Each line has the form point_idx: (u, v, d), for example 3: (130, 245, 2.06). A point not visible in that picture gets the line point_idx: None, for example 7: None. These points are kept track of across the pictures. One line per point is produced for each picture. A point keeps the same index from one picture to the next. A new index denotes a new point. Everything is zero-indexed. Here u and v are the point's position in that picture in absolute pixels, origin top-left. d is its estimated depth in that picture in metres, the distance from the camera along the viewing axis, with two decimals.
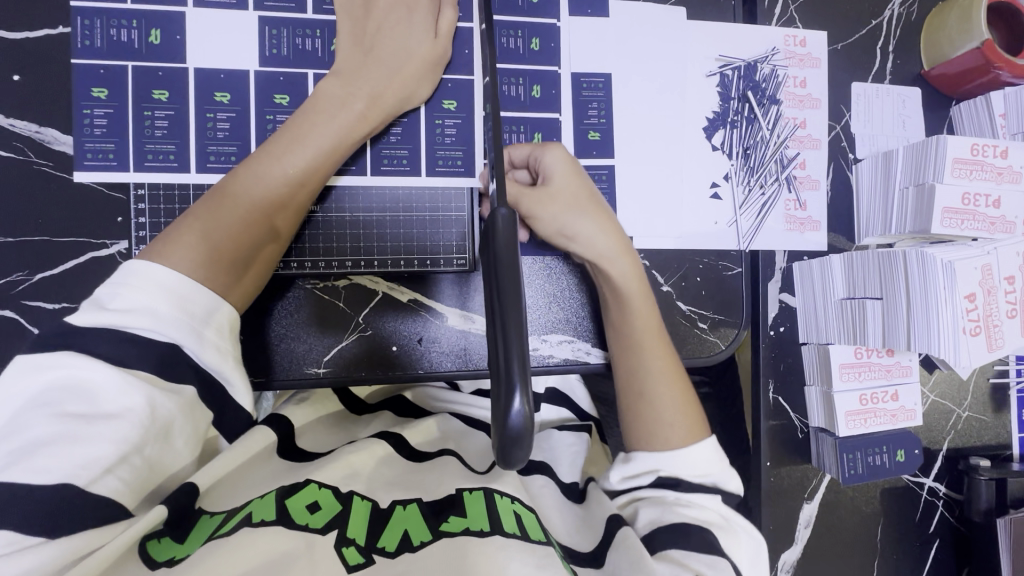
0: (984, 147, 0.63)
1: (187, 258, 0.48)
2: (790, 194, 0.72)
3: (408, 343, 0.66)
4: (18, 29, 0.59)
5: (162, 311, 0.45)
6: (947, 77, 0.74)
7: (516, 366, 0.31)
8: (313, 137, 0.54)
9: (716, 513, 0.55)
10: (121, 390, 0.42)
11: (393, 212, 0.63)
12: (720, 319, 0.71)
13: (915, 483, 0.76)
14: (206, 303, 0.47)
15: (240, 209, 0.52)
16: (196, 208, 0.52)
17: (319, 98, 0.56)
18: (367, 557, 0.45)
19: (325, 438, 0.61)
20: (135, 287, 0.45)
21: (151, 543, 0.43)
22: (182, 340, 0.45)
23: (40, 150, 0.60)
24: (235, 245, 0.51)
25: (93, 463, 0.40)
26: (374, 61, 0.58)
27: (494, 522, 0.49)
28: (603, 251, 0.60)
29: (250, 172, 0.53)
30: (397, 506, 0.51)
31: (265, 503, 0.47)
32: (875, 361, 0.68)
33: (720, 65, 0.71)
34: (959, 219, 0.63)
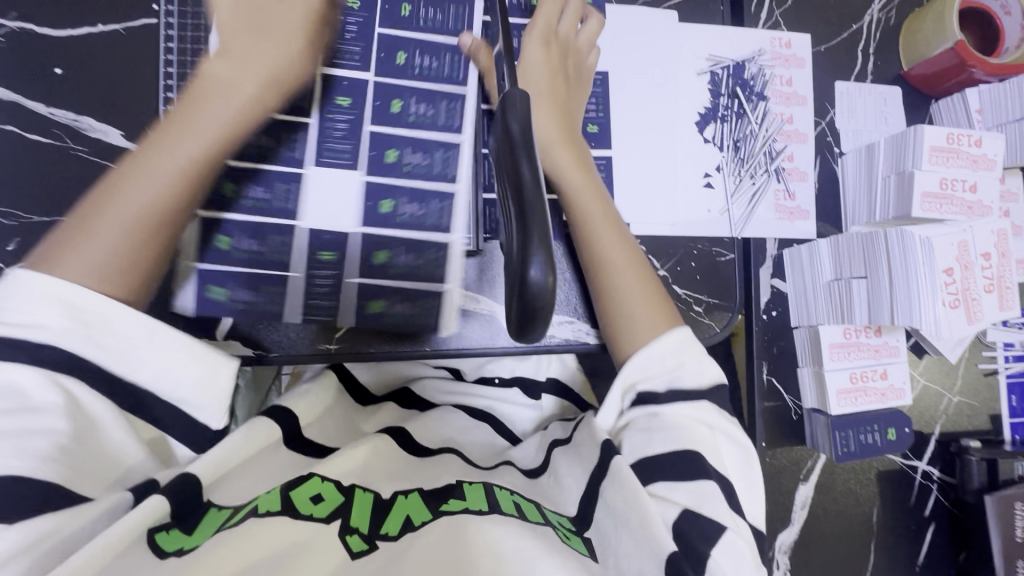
0: (959, 137, 0.67)
1: (76, 266, 0.47)
2: (779, 185, 0.76)
3: (411, 327, 0.68)
4: (62, 27, 0.64)
5: (51, 324, 0.44)
6: (924, 77, 0.78)
7: (535, 236, 0.29)
8: (205, 124, 0.53)
9: (690, 416, 0.56)
10: (104, 366, 0.42)
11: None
12: (715, 302, 0.74)
13: (909, 465, 0.77)
14: (98, 305, 0.46)
15: (129, 211, 0.49)
16: (68, 221, 0.49)
17: (194, 87, 0.54)
18: (370, 543, 0.46)
19: (336, 428, 0.63)
20: (20, 302, 0.44)
21: (158, 536, 0.42)
22: (77, 347, 0.45)
23: (77, 137, 0.64)
24: (130, 247, 0.49)
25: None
26: (258, 40, 0.56)
27: (492, 504, 0.51)
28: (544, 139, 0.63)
29: (139, 168, 0.50)
30: (399, 494, 0.52)
31: (271, 494, 0.48)
32: (864, 341, 0.70)
33: (710, 64, 0.76)
34: (938, 203, 0.67)
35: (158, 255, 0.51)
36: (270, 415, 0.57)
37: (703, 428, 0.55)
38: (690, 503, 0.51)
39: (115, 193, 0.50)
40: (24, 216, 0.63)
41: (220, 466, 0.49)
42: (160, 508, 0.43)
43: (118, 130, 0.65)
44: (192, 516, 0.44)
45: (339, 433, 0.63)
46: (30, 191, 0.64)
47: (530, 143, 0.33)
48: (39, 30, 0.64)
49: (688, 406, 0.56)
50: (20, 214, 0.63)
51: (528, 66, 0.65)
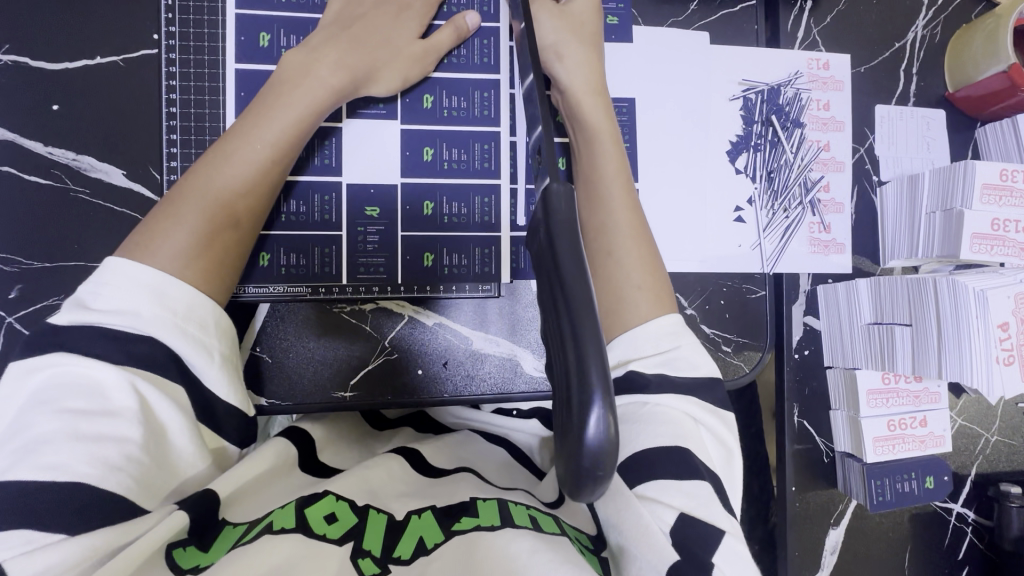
0: (1013, 172, 0.62)
1: (168, 249, 0.48)
2: (814, 217, 0.72)
3: (432, 367, 0.66)
4: (58, 60, 0.61)
5: (143, 311, 0.45)
6: (972, 99, 0.74)
7: (596, 378, 0.25)
8: (283, 115, 0.54)
9: (681, 410, 0.49)
10: (134, 388, 0.43)
11: (422, 240, 0.63)
12: (745, 342, 0.71)
13: (943, 508, 0.74)
14: (185, 299, 0.47)
15: (214, 199, 0.51)
16: (157, 205, 0.51)
17: (288, 76, 0.56)
18: (382, 567, 0.44)
19: (345, 454, 0.60)
20: (116, 287, 0.45)
21: (176, 553, 0.41)
22: (166, 336, 0.45)
23: (77, 177, 0.61)
24: (217, 234, 0.51)
25: (99, 461, 0.40)
26: (349, 39, 0.58)
27: (505, 516, 0.48)
28: (580, 83, 0.59)
29: (229, 152, 0.52)
30: (412, 515, 0.49)
31: (284, 511, 0.46)
32: (903, 387, 0.67)
33: (743, 89, 0.71)
34: (988, 245, 0.63)
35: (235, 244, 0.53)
36: (287, 438, 0.57)
37: (688, 420, 0.49)
38: (685, 506, 0.45)
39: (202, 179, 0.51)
40: (25, 262, 0.61)
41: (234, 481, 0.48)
42: (183, 522, 0.42)
43: (121, 169, 0.62)
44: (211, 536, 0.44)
45: (352, 456, 0.60)
46: (29, 235, 0.61)
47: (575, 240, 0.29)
48: (33, 63, 0.61)
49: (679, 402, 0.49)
50: (21, 260, 0.60)
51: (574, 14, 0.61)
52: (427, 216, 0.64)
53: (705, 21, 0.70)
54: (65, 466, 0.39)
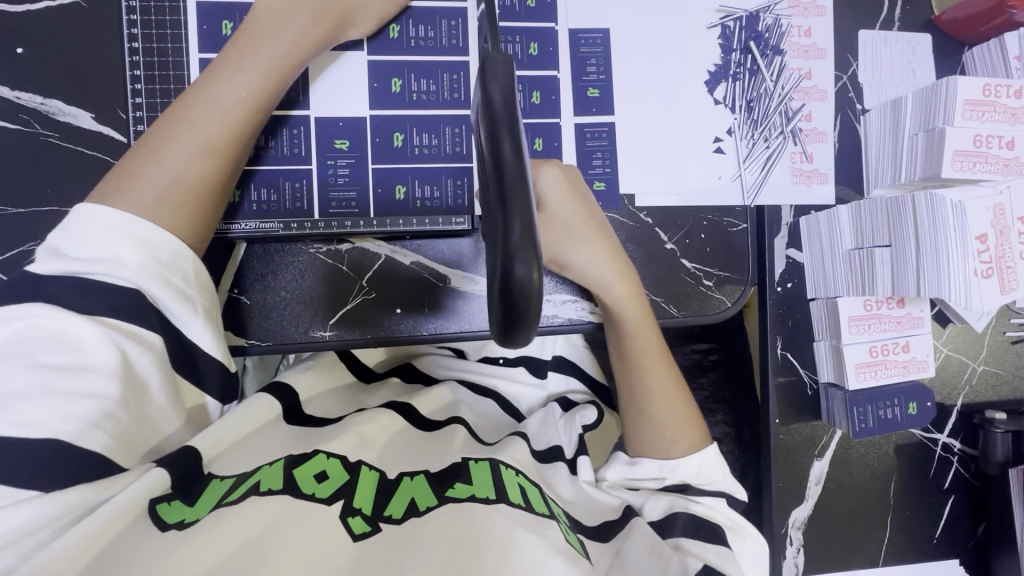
0: (997, 87, 0.61)
1: (148, 193, 0.48)
2: (796, 147, 0.71)
3: (411, 305, 0.66)
4: (20, 2, 0.60)
5: (127, 260, 0.45)
6: (959, 21, 0.71)
7: (518, 235, 0.28)
8: (259, 61, 0.53)
9: (723, 517, 0.56)
10: (117, 346, 0.44)
11: (394, 175, 0.63)
12: (726, 276, 0.70)
13: (929, 439, 0.74)
14: (170, 247, 0.47)
15: (194, 143, 0.50)
16: (135, 150, 0.50)
17: (263, 20, 0.54)
18: (372, 525, 0.45)
19: (334, 403, 0.61)
20: (93, 236, 0.45)
21: (160, 506, 0.43)
22: (148, 286, 0.46)
23: (47, 122, 0.61)
24: (198, 183, 0.50)
25: (78, 418, 0.41)
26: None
27: (500, 492, 0.49)
28: (595, 277, 0.61)
29: (203, 100, 0.51)
30: (404, 476, 0.51)
31: (273, 468, 0.48)
32: (885, 313, 0.67)
33: (721, 17, 0.69)
34: (970, 161, 0.62)
35: (216, 195, 0.52)
36: (272, 392, 0.58)
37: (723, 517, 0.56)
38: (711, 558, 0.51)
39: (181, 125, 0.51)
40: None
41: (223, 437, 0.50)
42: (164, 480, 0.44)
43: (89, 113, 0.61)
44: (196, 490, 0.45)
45: (342, 409, 0.61)
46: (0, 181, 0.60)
47: (513, 118, 0.30)
48: None
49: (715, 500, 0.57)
50: None
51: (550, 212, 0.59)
52: (398, 147, 0.63)
53: None
54: (41, 420, 0.40)
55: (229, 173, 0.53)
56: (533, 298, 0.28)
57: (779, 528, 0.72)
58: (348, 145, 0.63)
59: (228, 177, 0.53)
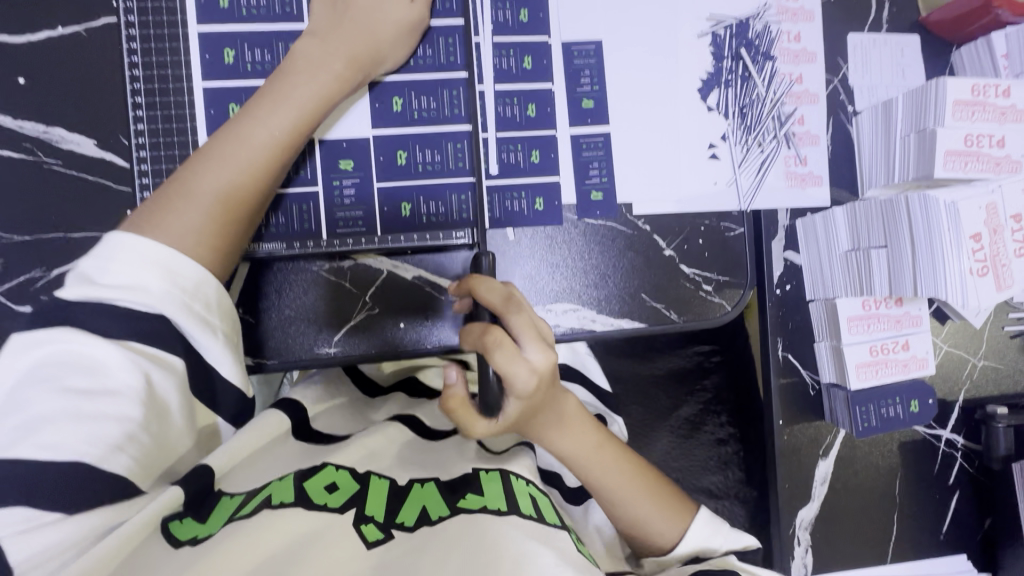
0: (985, 87, 0.62)
1: (180, 225, 0.49)
2: (789, 150, 0.71)
3: (414, 319, 0.67)
4: (20, 32, 0.61)
5: (153, 287, 0.46)
6: (946, 22, 0.72)
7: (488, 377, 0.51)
8: (293, 101, 0.56)
9: None
10: (139, 368, 0.44)
11: (394, 193, 0.64)
12: (725, 280, 0.70)
13: (932, 435, 0.75)
14: (193, 274, 0.48)
15: (222, 181, 0.52)
16: (169, 182, 0.52)
17: (299, 62, 0.57)
18: (385, 533, 0.46)
19: (341, 420, 0.61)
20: (119, 262, 0.45)
21: (173, 525, 0.43)
22: (173, 312, 0.46)
23: (49, 150, 0.62)
24: (226, 213, 0.52)
25: (100, 441, 0.42)
26: (349, 24, 0.59)
27: (511, 502, 0.50)
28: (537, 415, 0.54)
29: (239, 135, 0.53)
30: (415, 484, 0.52)
31: (284, 483, 0.48)
32: (884, 312, 0.67)
33: (712, 24, 0.70)
34: (962, 161, 0.62)
35: (242, 223, 0.54)
36: (282, 407, 0.58)
37: None
38: None
39: (217, 160, 0.52)
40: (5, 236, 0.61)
41: (236, 451, 0.50)
42: (178, 499, 0.45)
43: (91, 139, 0.62)
44: (207, 505, 0.46)
45: (350, 426, 0.61)
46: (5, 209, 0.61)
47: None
48: None
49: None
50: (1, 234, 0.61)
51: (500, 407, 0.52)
52: (401, 165, 0.64)
53: None
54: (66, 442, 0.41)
55: (257, 203, 0.55)
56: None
57: (786, 528, 0.73)
58: (352, 163, 0.63)
59: (255, 208, 0.55)
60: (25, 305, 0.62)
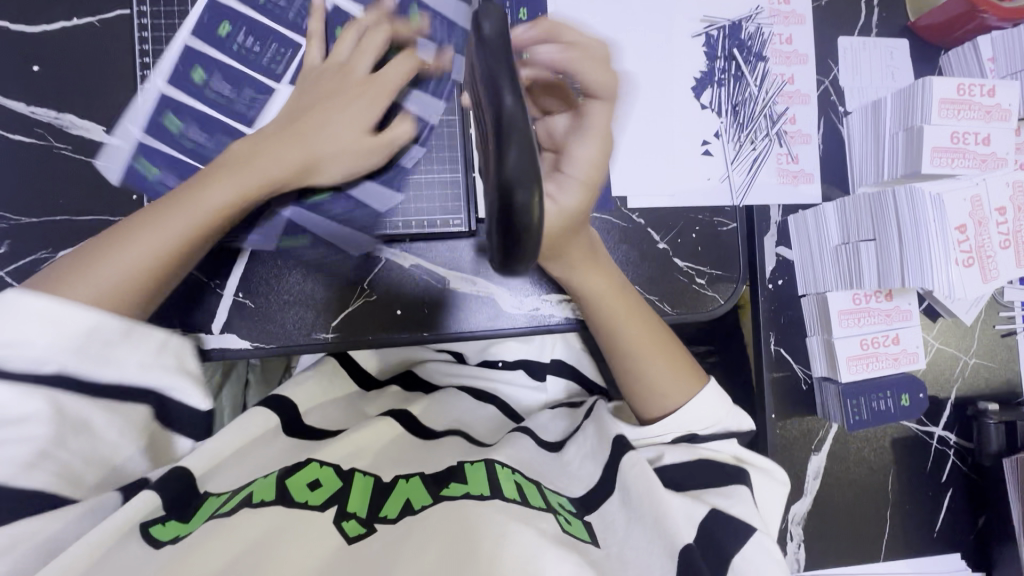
0: (970, 87, 0.64)
1: (84, 287, 0.48)
2: (781, 148, 0.73)
3: (412, 307, 0.68)
4: (37, 22, 0.63)
5: (39, 342, 0.43)
6: (933, 26, 0.74)
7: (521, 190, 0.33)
8: (251, 178, 0.56)
9: (730, 454, 0.58)
10: (52, 405, 0.43)
11: (384, 174, 0.65)
12: (718, 274, 0.72)
13: (925, 432, 0.75)
14: (84, 322, 0.45)
15: (147, 246, 0.52)
16: (95, 241, 0.52)
17: (260, 141, 0.58)
18: (368, 527, 0.48)
19: (334, 415, 0.64)
20: (12, 319, 0.43)
21: (155, 527, 0.45)
22: (67, 361, 0.44)
23: (60, 135, 0.64)
24: (138, 272, 0.51)
25: (12, 462, 0.42)
26: (297, 125, 0.59)
27: (495, 487, 0.51)
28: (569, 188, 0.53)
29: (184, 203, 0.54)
30: (399, 479, 0.53)
31: (266, 481, 0.50)
32: (874, 306, 0.68)
33: (705, 26, 0.73)
34: (950, 157, 0.64)
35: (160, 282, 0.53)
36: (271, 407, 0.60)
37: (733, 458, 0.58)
38: (719, 503, 0.52)
39: (132, 238, 0.52)
40: (13, 217, 0.63)
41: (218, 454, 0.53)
42: (154, 503, 0.46)
43: (101, 126, 0.64)
44: (191, 508, 0.48)
45: (341, 421, 0.62)
46: (15, 192, 0.63)
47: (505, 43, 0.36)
48: (12, 26, 0.63)
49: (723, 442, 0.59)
50: (9, 216, 0.63)
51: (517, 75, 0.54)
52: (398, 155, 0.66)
53: None
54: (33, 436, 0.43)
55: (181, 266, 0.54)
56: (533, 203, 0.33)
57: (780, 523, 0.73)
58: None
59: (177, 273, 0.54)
60: None
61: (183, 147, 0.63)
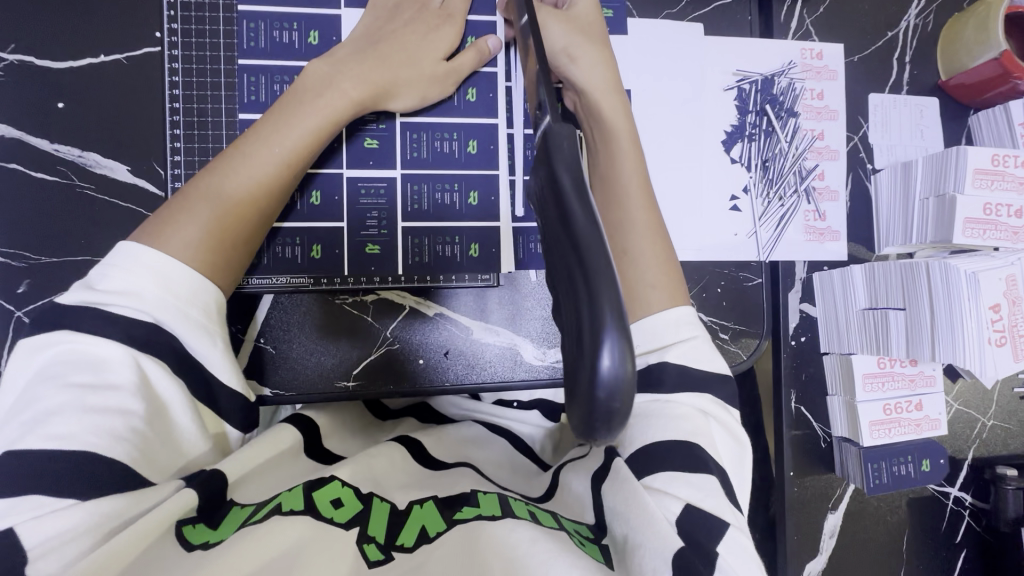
0: (1004, 157, 0.63)
1: (183, 237, 0.49)
2: (809, 205, 0.73)
3: (433, 356, 0.67)
4: (63, 58, 0.62)
5: (147, 294, 0.46)
6: (965, 86, 0.74)
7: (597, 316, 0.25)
8: (293, 125, 0.55)
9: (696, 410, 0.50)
10: (137, 364, 0.45)
11: (416, 209, 0.65)
12: (742, 329, 0.71)
13: (941, 492, 0.75)
14: (188, 282, 0.48)
15: (225, 205, 0.51)
16: (170, 201, 0.52)
17: (311, 86, 0.57)
18: (386, 553, 0.43)
19: (349, 443, 0.61)
20: (124, 270, 0.46)
21: (185, 530, 0.41)
22: (163, 317, 0.46)
23: (83, 174, 0.62)
24: (229, 236, 0.52)
25: (107, 434, 0.41)
26: (377, 58, 0.59)
27: (506, 508, 0.48)
28: (597, 82, 0.57)
29: (238, 157, 0.53)
30: (415, 505, 0.49)
31: (292, 492, 0.46)
32: (899, 371, 0.68)
33: (737, 79, 0.72)
34: (980, 229, 0.64)
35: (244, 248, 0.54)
36: (293, 430, 0.57)
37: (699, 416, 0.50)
38: (691, 498, 0.45)
39: (201, 205, 0.51)
40: (32, 257, 0.62)
41: (241, 462, 0.49)
42: (191, 502, 0.42)
43: (125, 165, 0.63)
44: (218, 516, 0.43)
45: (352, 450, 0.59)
46: (37, 231, 0.62)
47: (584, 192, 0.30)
48: (37, 62, 0.62)
49: (690, 393, 0.50)
50: (29, 256, 0.62)
51: (576, 18, 0.60)
52: (421, 201, 0.65)
53: (699, 13, 0.71)
54: (72, 435, 0.40)
55: (259, 231, 0.55)
56: (626, 389, 0.25)
57: None
58: (320, 251, 0.63)
59: (257, 234, 0.55)
60: None
61: None
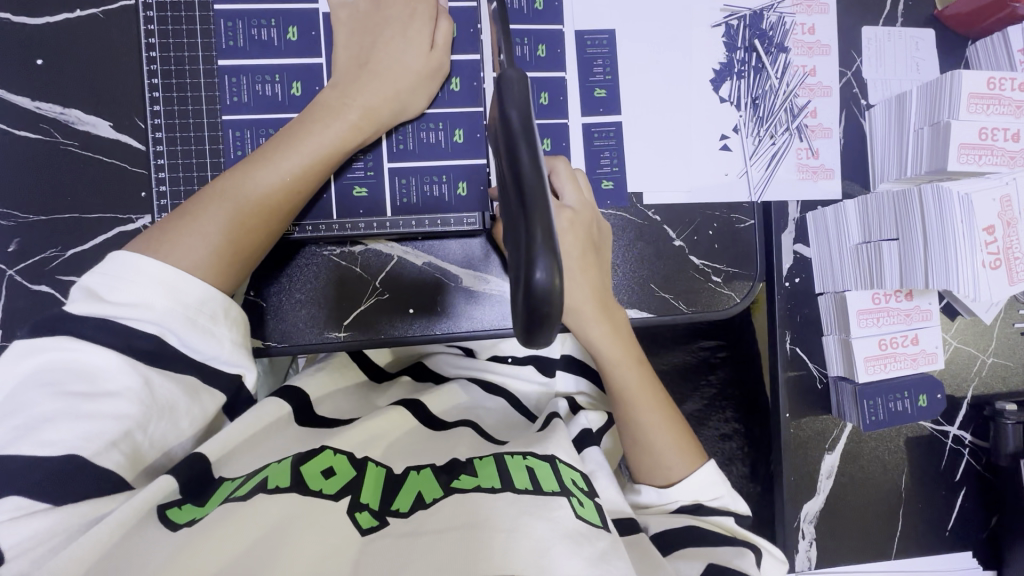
0: (1000, 81, 0.62)
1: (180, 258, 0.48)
2: (802, 143, 0.71)
3: (423, 305, 0.67)
4: (39, 13, 0.61)
5: (157, 304, 0.46)
6: (961, 16, 0.72)
7: (537, 238, 0.30)
8: (300, 151, 0.55)
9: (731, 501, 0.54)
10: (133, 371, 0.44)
11: (401, 150, 0.64)
12: (735, 272, 0.70)
13: (940, 432, 0.75)
14: (198, 292, 0.47)
15: (221, 226, 0.51)
16: (168, 217, 0.51)
17: (318, 111, 0.57)
18: (381, 520, 0.44)
19: (343, 404, 0.60)
20: (129, 283, 0.46)
21: (170, 511, 0.42)
22: (172, 325, 0.46)
23: (66, 131, 0.62)
24: (223, 260, 0.51)
25: (98, 437, 0.42)
26: (371, 77, 0.59)
27: (506, 480, 0.46)
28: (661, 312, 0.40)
29: (241, 180, 0.53)
30: (412, 471, 0.49)
31: (282, 465, 0.46)
32: (894, 306, 0.67)
33: (725, 15, 0.70)
34: (976, 154, 0.63)
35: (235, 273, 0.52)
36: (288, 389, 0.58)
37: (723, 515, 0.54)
38: None
39: (199, 222, 0.50)
40: (20, 216, 0.62)
41: (231, 439, 0.48)
42: (171, 487, 0.43)
43: (107, 121, 0.63)
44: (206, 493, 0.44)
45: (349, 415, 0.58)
46: (24, 189, 0.62)
47: (529, 131, 0.34)
48: (13, 19, 0.61)
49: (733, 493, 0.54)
50: (17, 214, 0.62)
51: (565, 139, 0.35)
52: (406, 146, 0.64)
53: None
54: (61, 438, 0.42)
55: (253, 256, 0.54)
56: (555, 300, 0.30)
57: (792, 521, 0.73)
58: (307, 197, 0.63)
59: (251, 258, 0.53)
60: (39, 284, 0.63)
61: (193, 131, 0.62)
